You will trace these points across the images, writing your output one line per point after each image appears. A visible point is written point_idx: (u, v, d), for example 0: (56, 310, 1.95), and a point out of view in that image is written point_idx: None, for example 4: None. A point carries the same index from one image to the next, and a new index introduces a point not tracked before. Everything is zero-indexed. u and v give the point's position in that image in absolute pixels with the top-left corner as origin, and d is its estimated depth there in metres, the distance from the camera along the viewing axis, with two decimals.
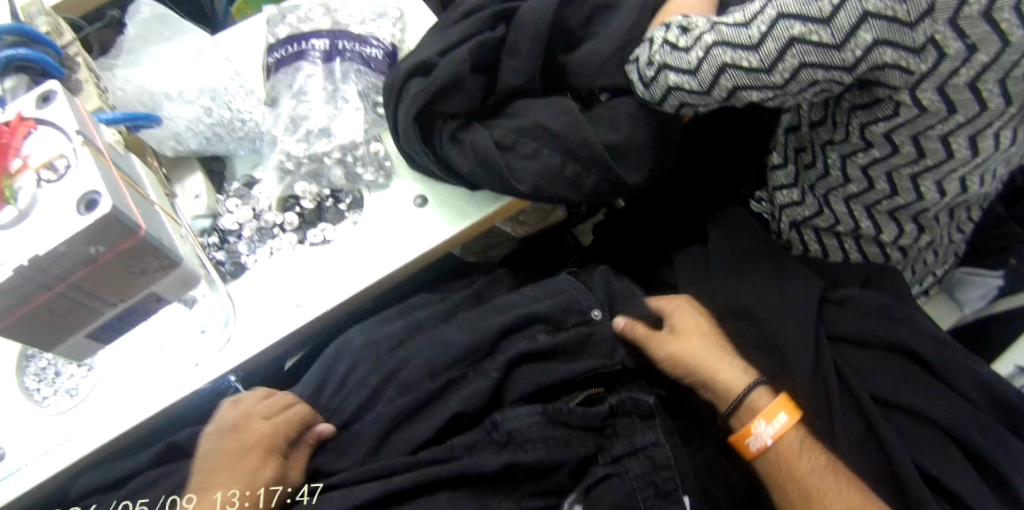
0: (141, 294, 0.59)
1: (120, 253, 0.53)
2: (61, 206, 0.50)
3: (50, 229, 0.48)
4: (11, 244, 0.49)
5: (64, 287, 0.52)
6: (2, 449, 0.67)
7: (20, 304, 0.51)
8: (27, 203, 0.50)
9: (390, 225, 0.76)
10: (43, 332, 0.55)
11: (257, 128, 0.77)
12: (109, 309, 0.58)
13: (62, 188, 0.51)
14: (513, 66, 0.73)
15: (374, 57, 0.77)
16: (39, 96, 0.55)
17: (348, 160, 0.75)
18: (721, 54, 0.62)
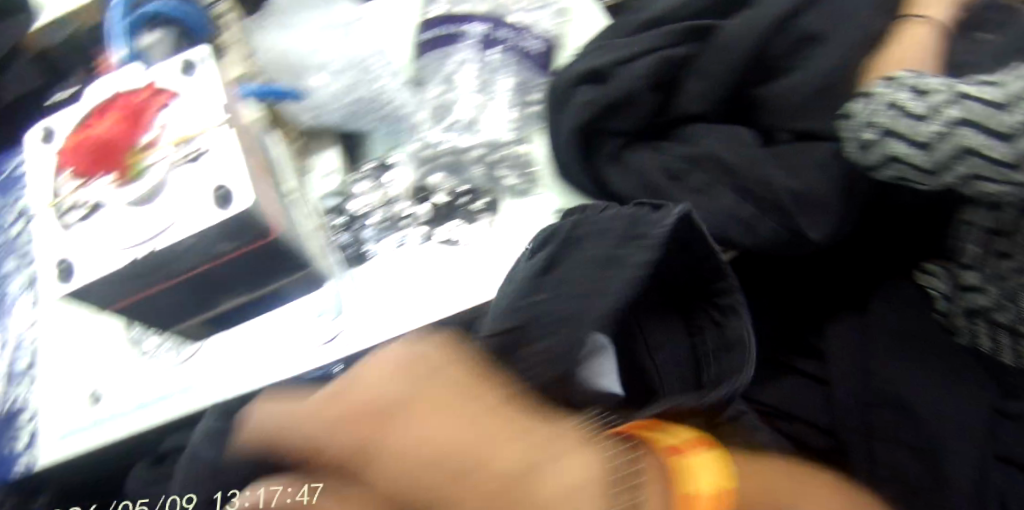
0: (268, 287, 0.52)
1: (249, 254, 0.44)
2: (194, 195, 0.41)
3: (169, 225, 0.41)
4: (142, 227, 0.41)
5: (191, 278, 0.44)
6: (106, 390, 0.66)
7: (143, 288, 0.44)
8: (157, 189, 0.42)
9: (527, 236, 0.65)
10: (163, 309, 0.49)
11: (399, 110, 0.68)
12: (234, 297, 0.51)
13: (196, 172, 0.42)
14: (696, 91, 0.65)
15: (533, 51, 0.68)
16: (187, 61, 0.47)
17: (491, 159, 0.67)
18: (961, 134, 0.45)
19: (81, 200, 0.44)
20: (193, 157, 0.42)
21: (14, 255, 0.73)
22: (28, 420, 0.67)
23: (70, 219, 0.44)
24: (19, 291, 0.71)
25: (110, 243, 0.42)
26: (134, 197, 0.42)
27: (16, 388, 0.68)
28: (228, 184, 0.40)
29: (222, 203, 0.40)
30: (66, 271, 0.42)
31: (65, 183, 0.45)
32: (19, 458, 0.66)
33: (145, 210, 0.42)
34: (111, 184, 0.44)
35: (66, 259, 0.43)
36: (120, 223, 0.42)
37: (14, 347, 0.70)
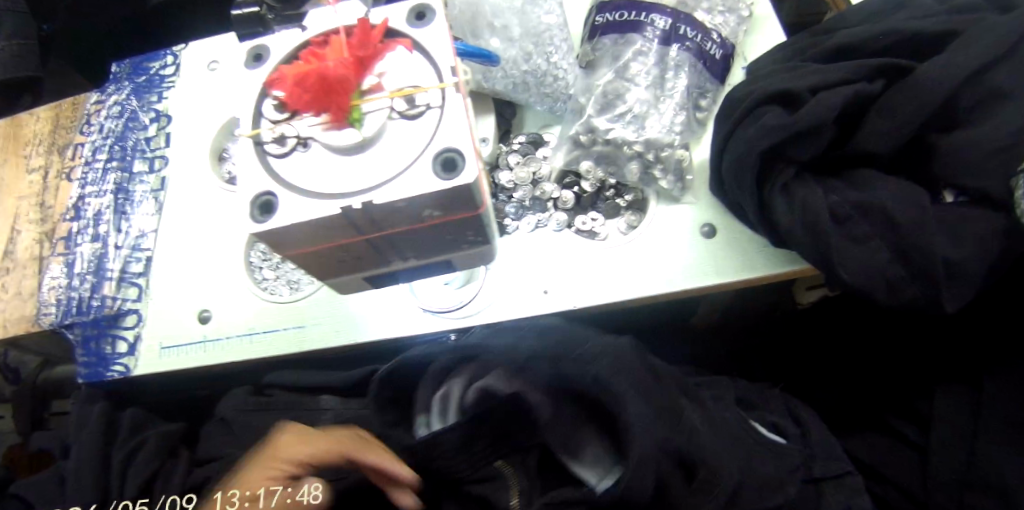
0: (435, 258, 0.43)
1: (449, 222, 0.37)
2: (413, 157, 0.34)
3: (387, 177, 0.33)
4: (343, 179, 0.34)
5: (377, 237, 0.37)
6: (213, 312, 0.65)
7: (315, 242, 0.36)
8: (375, 136, 0.34)
9: (665, 247, 0.64)
10: (318, 267, 0.39)
11: (565, 90, 0.67)
12: (398, 262, 0.42)
13: (418, 132, 0.34)
14: (879, 131, 0.59)
15: (711, 55, 0.65)
16: (423, 8, 0.37)
17: (649, 158, 0.65)
18: None
19: (281, 133, 0.35)
20: (420, 107, 0.34)
21: (145, 157, 0.73)
22: (131, 325, 0.66)
23: (265, 148, 0.35)
24: (144, 193, 0.71)
25: (305, 182, 0.34)
26: (349, 143, 0.34)
27: (124, 290, 0.67)
28: (462, 146, 0.33)
29: (450, 168, 0.33)
30: (259, 205, 0.34)
31: (263, 107, 0.36)
32: (116, 360, 0.65)
33: (358, 156, 0.34)
34: (317, 126, 0.35)
35: (254, 188, 0.35)
36: (325, 166, 0.34)
37: (129, 249, 0.69)
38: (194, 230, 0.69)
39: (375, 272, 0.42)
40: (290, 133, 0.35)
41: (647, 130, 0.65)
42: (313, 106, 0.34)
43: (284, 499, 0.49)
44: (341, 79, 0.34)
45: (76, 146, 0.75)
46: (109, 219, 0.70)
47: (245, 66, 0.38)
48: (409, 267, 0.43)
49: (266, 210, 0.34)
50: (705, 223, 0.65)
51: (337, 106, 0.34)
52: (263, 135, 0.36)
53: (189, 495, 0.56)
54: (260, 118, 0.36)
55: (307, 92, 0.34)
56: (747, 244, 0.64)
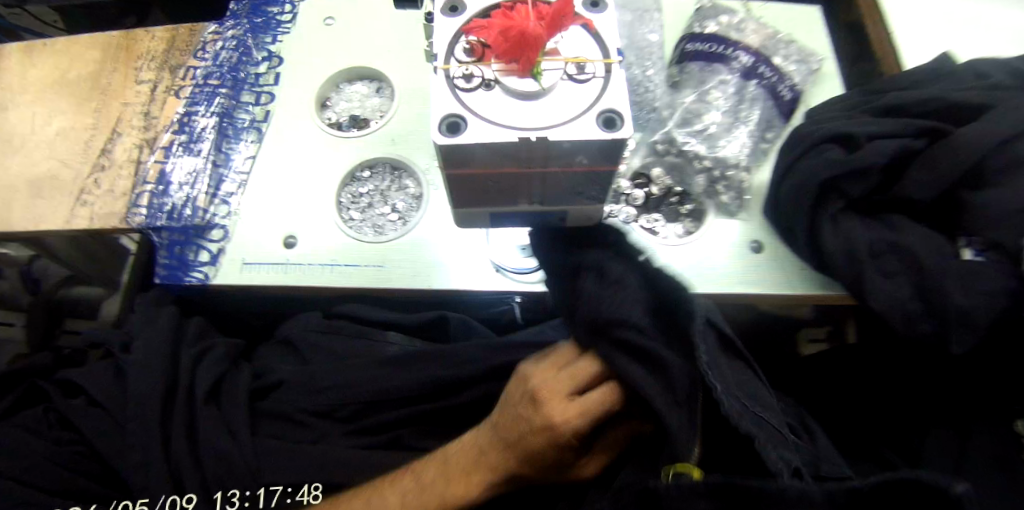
0: (557, 209, 0.50)
1: (587, 173, 0.44)
2: (579, 111, 0.40)
3: (556, 120, 0.40)
4: (518, 116, 0.40)
5: (531, 173, 0.44)
6: (297, 239, 0.70)
7: (480, 166, 0.43)
8: (549, 90, 0.41)
9: (718, 254, 0.71)
10: (469, 191, 0.46)
11: (652, 102, 0.76)
12: (526, 204, 0.49)
13: (585, 94, 0.41)
14: (922, 180, 0.70)
15: (783, 96, 0.73)
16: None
17: (715, 173, 0.74)
18: None
19: (469, 71, 0.42)
20: (590, 75, 0.42)
21: (252, 90, 0.78)
22: (217, 238, 0.71)
23: (453, 80, 0.42)
24: (247, 122, 0.77)
25: (485, 111, 0.41)
26: (529, 90, 0.41)
27: (216, 206, 0.72)
28: (623, 108, 0.40)
29: (610, 124, 0.40)
30: (448, 122, 0.40)
31: (456, 48, 0.43)
32: (197, 268, 0.70)
33: (533, 101, 0.41)
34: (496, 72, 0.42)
35: (441, 109, 0.40)
36: (506, 104, 0.41)
37: (226, 169, 0.74)
38: (289, 162, 0.74)
39: (504, 207, 0.49)
40: (478, 74, 0.42)
41: (717, 148, 0.74)
42: (505, 55, 0.41)
43: (284, 498, 0.57)
44: (539, 37, 0.40)
45: (188, 69, 0.81)
46: (212, 139, 0.76)
47: (440, 13, 0.45)
48: (530, 211, 0.50)
49: (455, 127, 0.40)
50: (755, 240, 0.72)
51: (522, 57, 0.40)
52: (452, 69, 0.42)
53: (189, 495, 0.56)
54: (450, 56, 0.43)
55: (506, 41, 0.40)
56: (788, 264, 0.71)
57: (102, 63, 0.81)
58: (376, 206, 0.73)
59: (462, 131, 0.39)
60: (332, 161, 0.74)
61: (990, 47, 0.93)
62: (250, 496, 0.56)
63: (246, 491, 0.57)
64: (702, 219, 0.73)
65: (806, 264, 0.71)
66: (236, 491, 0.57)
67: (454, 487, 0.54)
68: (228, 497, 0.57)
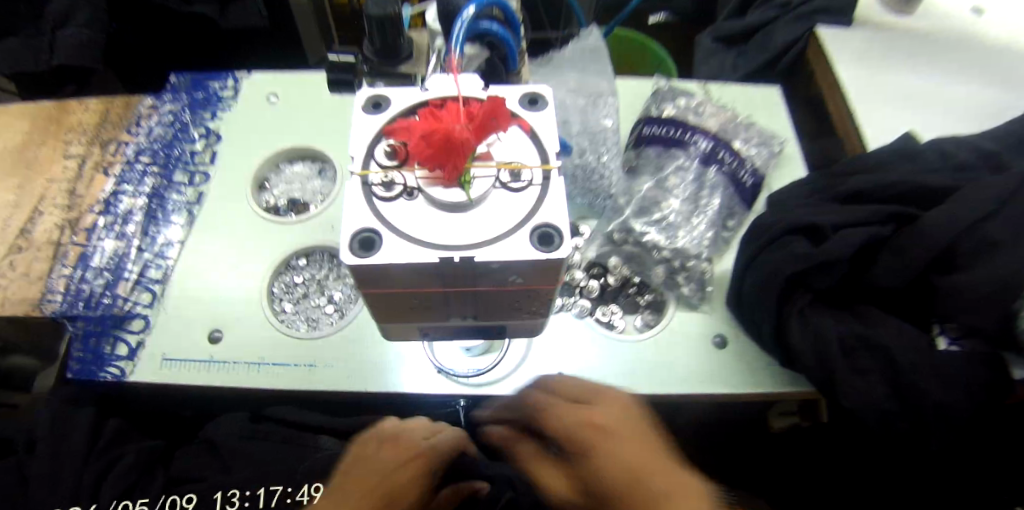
0: (495, 323, 0.41)
1: (525, 291, 0.35)
2: (513, 227, 0.32)
3: (487, 238, 0.32)
4: (439, 230, 0.32)
5: (458, 292, 0.35)
6: (219, 332, 0.64)
7: (398, 285, 0.34)
8: (479, 202, 0.33)
9: (677, 350, 0.67)
10: (389, 311, 0.37)
11: (607, 188, 0.75)
12: (455, 319, 0.40)
13: (522, 207, 0.33)
14: (891, 268, 0.64)
15: (744, 183, 0.73)
16: (538, 94, 0.38)
17: (674, 265, 0.70)
18: None
19: (388, 176, 0.34)
20: (527, 179, 0.34)
21: (187, 169, 0.75)
22: (137, 330, 0.63)
23: (369, 186, 0.34)
24: (179, 202, 0.72)
25: (414, 223, 0.33)
26: (453, 201, 0.33)
27: (137, 294, 0.66)
28: (560, 223, 0.32)
29: (546, 245, 0.32)
30: (358, 238, 0.32)
31: (374, 149, 0.35)
32: (112, 363, 0.61)
33: (460, 215, 0.33)
34: (425, 181, 0.34)
35: (351, 227, 0.32)
36: (427, 219, 0.33)
37: (151, 255, 0.68)
38: (222, 247, 0.69)
39: (438, 324, 0.41)
40: (402, 181, 0.34)
41: (683, 236, 0.71)
42: (427, 165, 0.33)
43: (285, 498, 0.57)
44: (463, 145, 0.32)
45: (120, 144, 0.77)
46: (139, 220, 0.71)
47: (362, 111, 0.37)
48: (470, 327, 0.42)
49: (366, 248, 0.31)
50: (719, 333, 0.68)
51: (450, 169, 0.32)
52: (370, 175, 0.34)
53: (190, 494, 0.58)
54: (368, 160, 0.35)
55: (426, 149, 0.33)
56: (756, 359, 0.66)
57: (28, 136, 0.77)
58: (311, 296, 0.68)
59: (373, 254, 0.31)
60: (266, 245, 0.69)
61: (954, 124, 0.91)
62: (250, 495, 0.57)
63: (247, 491, 0.57)
64: (663, 310, 0.70)
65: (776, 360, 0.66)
66: (235, 491, 0.57)
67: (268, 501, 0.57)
68: (228, 497, 0.57)
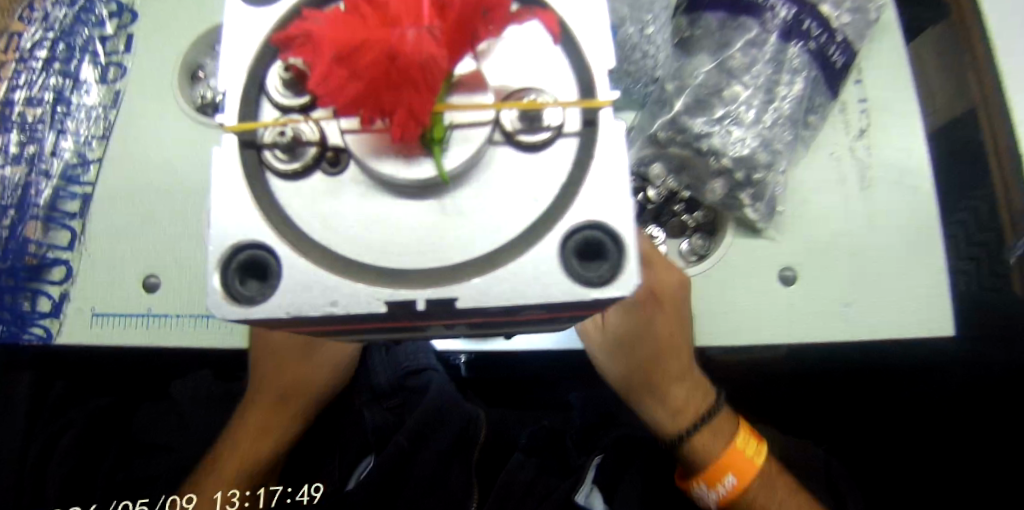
0: (497, 327, 0.29)
1: (542, 316, 0.23)
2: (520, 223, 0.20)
3: (467, 254, 0.20)
4: (392, 234, 0.20)
5: (439, 322, 0.23)
6: (157, 279, 0.52)
7: (343, 324, 0.22)
8: (460, 186, 0.20)
9: (731, 289, 0.54)
10: (341, 329, 0.26)
11: (651, 70, 0.55)
12: (442, 329, 0.28)
13: (535, 180, 0.21)
14: None
15: (834, 63, 0.57)
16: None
17: (738, 178, 0.52)
18: None
19: (283, 130, 0.21)
20: (549, 127, 0.20)
21: (95, 61, 0.57)
22: (59, 280, 0.52)
23: (263, 148, 0.21)
24: (90, 110, 0.56)
25: (344, 226, 0.21)
26: (413, 177, 0.19)
27: (53, 233, 0.53)
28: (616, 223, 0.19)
29: (590, 260, 0.20)
30: (227, 272, 0.20)
31: (269, 77, 0.22)
32: (35, 322, 0.51)
33: (417, 206, 0.20)
34: (365, 134, 0.19)
35: (232, 236, 0.20)
36: (376, 209, 0.21)
37: (60, 181, 0.54)
38: (147, 166, 0.54)
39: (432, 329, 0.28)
40: (313, 138, 0.21)
41: (751, 139, 0.52)
42: (358, 110, 0.18)
43: (284, 498, 0.53)
44: (425, 67, 0.17)
45: (12, 36, 0.57)
46: (43, 135, 0.55)
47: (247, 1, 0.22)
48: (461, 330, 0.29)
49: (253, 283, 0.21)
50: (789, 265, 0.55)
51: (405, 114, 0.18)
52: (261, 129, 0.21)
53: (190, 493, 0.51)
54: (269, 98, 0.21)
55: (354, 81, 0.18)
56: (822, 303, 0.54)
57: None
58: None
59: (260, 301, 0.20)
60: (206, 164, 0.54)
61: None
62: (249, 495, 0.51)
63: (247, 490, 0.51)
64: (716, 233, 0.56)
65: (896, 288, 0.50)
66: (236, 490, 0.51)
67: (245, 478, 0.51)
68: (228, 497, 0.50)
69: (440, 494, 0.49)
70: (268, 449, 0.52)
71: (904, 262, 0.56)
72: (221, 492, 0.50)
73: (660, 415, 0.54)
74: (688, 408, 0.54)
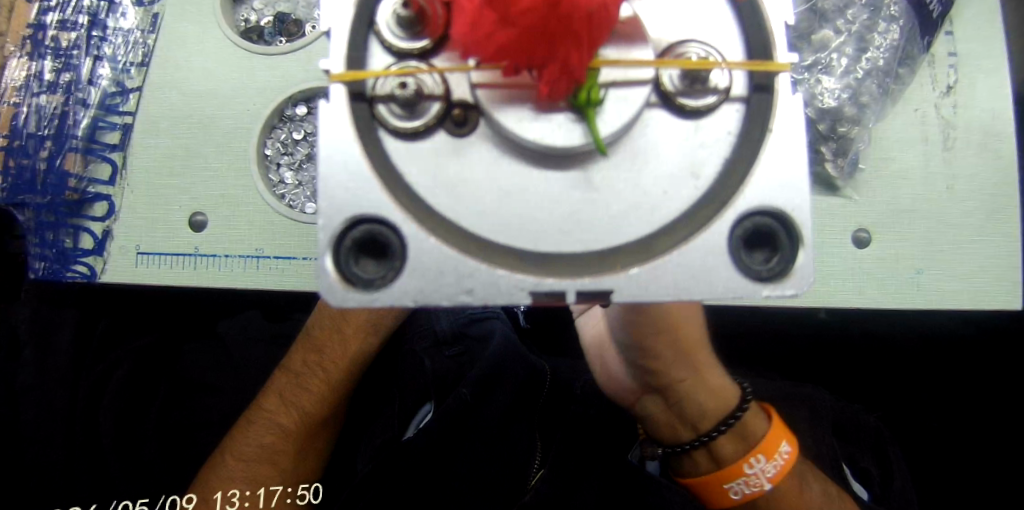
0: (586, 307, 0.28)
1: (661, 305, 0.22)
2: (677, 188, 0.20)
3: (619, 238, 0.20)
4: (522, 198, 0.20)
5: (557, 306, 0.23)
6: (201, 217, 0.50)
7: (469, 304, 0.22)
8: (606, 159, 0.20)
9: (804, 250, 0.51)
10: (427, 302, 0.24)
11: None
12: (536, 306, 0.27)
13: (690, 142, 0.20)
14: None
15: (931, 10, 0.52)
16: None
17: (823, 129, 0.48)
18: None
19: (404, 82, 0.19)
20: (719, 89, 0.20)
21: None
22: (102, 216, 0.51)
23: (376, 101, 0.20)
24: (126, 34, 0.52)
25: (476, 201, 0.20)
26: (553, 142, 0.19)
27: (94, 167, 0.51)
28: (793, 208, 0.19)
29: (754, 244, 0.20)
30: (341, 255, 0.19)
31: (381, 15, 0.20)
32: (79, 259, 0.50)
33: (559, 177, 0.20)
34: (498, 88, 0.19)
35: (344, 209, 0.19)
36: (497, 168, 0.20)
37: (99, 111, 0.52)
38: (188, 94, 0.51)
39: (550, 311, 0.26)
40: (437, 92, 0.19)
41: (841, 89, 0.48)
42: (506, 60, 0.18)
43: (284, 498, 0.51)
44: (592, 14, 0.17)
45: None
46: (79, 61, 0.52)
47: None
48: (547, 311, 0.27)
49: (367, 262, 0.20)
50: (864, 228, 0.51)
51: (562, 75, 0.17)
52: (373, 79, 0.19)
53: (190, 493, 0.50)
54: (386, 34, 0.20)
55: (507, 26, 0.17)
56: (894, 267, 0.51)
57: None
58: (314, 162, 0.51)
59: (379, 283, 0.19)
60: (251, 96, 0.51)
61: None
62: (250, 495, 0.50)
63: (247, 490, 0.50)
64: None
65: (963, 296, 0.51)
66: (236, 490, 0.50)
67: (306, 425, 0.52)
68: (228, 497, 0.49)
69: (510, 446, 0.50)
70: (331, 398, 0.53)
71: (984, 229, 0.53)
72: (221, 493, 0.49)
73: (685, 384, 0.44)
74: (719, 389, 0.45)
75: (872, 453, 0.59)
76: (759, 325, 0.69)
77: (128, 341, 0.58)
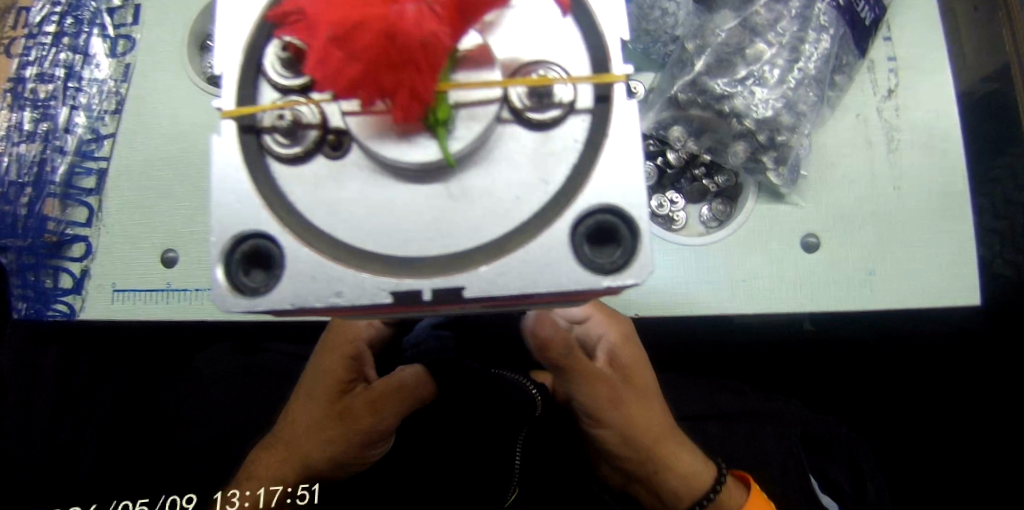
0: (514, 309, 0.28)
1: (554, 300, 0.22)
2: (528, 199, 0.21)
3: (474, 242, 0.20)
4: (385, 210, 0.20)
5: (449, 309, 0.23)
6: (172, 253, 0.52)
7: (355, 312, 0.22)
8: (464, 172, 0.21)
9: (756, 259, 0.52)
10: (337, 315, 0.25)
11: (669, 29, 0.54)
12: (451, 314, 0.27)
13: (536, 154, 0.21)
14: None
15: (863, 21, 0.55)
16: None
17: (761, 141, 0.52)
18: None
19: (282, 113, 0.20)
20: (560, 103, 0.21)
21: (104, 35, 0.56)
22: (79, 256, 0.53)
23: (263, 132, 0.21)
24: (99, 82, 0.55)
25: (346, 216, 0.21)
26: (409, 159, 0.19)
27: (71, 210, 0.54)
28: (630, 207, 0.20)
29: (602, 242, 0.21)
30: (232, 265, 0.20)
31: (266, 57, 0.21)
32: (58, 299, 0.52)
33: (421, 191, 0.20)
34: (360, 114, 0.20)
35: (234, 227, 0.20)
36: (360, 187, 0.21)
37: (75, 157, 0.54)
38: (159, 136, 0.54)
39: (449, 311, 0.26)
40: (313, 120, 0.20)
41: (775, 99, 0.51)
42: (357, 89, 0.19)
43: (284, 499, 0.47)
44: (426, 43, 0.18)
45: (20, 11, 0.57)
46: (57, 110, 0.55)
47: None
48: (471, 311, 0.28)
49: (259, 273, 0.21)
50: (813, 234, 0.53)
51: (405, 100, 0.18)
52: (261, 113, 0.21)
53: (190, 494, 0.54)
54: (260, 74, 0.21)
55: (354, 61, 0.18)
56: (846, 269, 0.53)
57: None
58: None
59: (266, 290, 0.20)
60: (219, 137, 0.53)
61: None
62: (249, 495, 0.47)
63: (246, 491, 0.47)
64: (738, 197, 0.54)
65: (915, 299, 0.53)
66: (235, 491, 0.48)
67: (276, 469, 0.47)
68: (227, 497, 0.47)
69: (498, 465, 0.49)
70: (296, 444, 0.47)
71: (933, 226, 0.54)
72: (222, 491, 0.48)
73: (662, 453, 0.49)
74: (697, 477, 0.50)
75: (845, 466, 0.60)
76: (738, 343, 0.70)
77: (110, 378, 0.60)
